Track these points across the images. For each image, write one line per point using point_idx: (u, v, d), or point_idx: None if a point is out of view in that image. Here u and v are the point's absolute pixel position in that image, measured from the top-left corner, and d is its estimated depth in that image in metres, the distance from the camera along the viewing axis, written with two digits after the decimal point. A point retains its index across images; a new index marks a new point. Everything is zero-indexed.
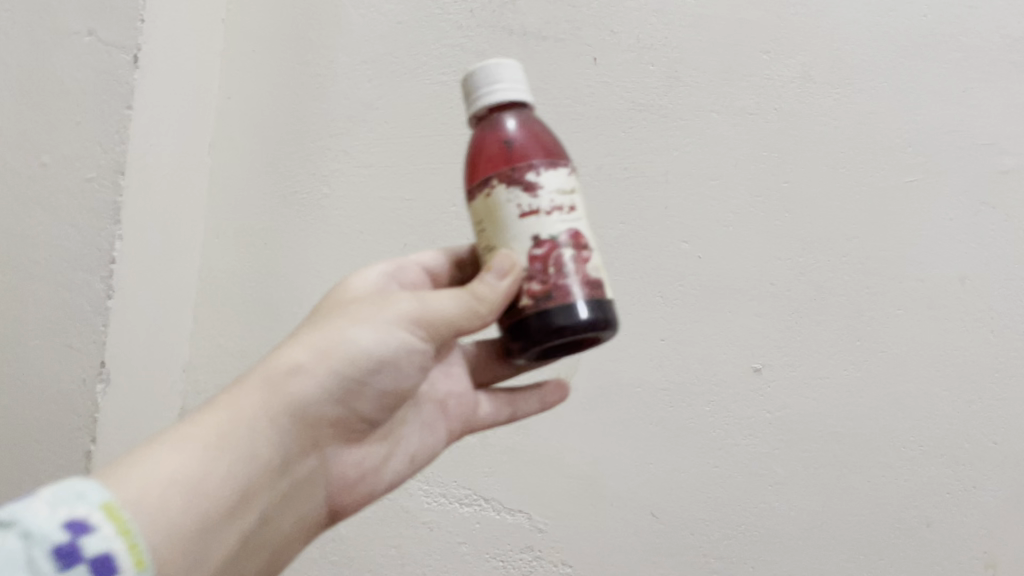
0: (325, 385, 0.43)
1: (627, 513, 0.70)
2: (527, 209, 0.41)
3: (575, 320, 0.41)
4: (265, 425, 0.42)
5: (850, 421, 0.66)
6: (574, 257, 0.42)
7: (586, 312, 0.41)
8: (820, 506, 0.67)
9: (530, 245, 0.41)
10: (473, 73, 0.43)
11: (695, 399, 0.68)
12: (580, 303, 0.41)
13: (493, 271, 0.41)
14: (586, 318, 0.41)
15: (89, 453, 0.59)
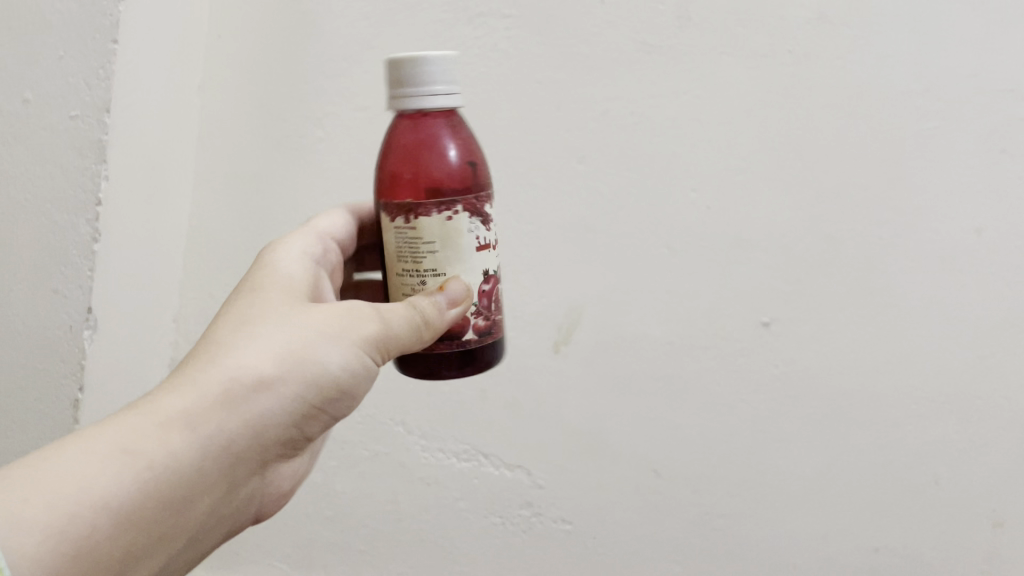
0: (285, 406, 0.39)
1: (630, 469, 0.68)
2: (484, 243, 0.44)
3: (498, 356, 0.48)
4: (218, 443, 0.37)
5: (858, 377, 0.64)
6: (492, 292, 0.46)
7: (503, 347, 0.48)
8: (825, 461, 0.66)
9: (482, 279, 0.45)
10: (404, 77, 0.43)
11: (699, 354, 0.66)
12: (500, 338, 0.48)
13: (440, 293, 0.43)
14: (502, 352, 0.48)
15: (78, 401, 0.59)
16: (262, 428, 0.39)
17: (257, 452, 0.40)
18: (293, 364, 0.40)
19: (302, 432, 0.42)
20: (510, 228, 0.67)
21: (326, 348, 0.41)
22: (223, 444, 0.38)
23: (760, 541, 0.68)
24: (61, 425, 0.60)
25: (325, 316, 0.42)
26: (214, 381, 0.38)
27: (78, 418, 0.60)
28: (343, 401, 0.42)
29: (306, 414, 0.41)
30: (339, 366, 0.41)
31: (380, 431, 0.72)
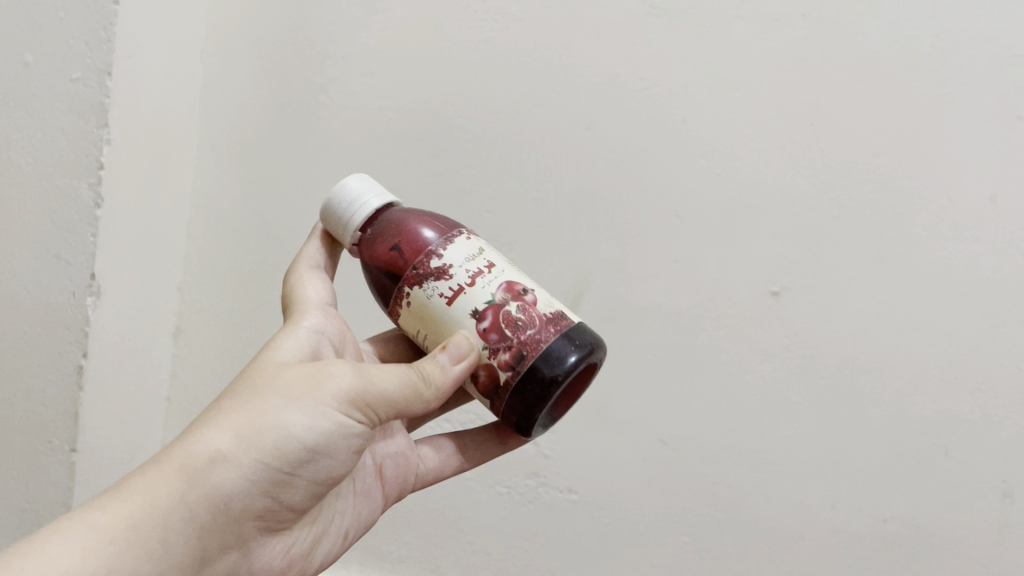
0: (251, 477, 0.40)
1: (638, 439, 0.68)
2: (452, 292, 0.44)
3: (563, 367, 0.43)
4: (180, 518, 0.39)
5: (869, 347, 0.64)
6: (505, 318, 0.43)
7: (568, 356, 0.43)
8: (833, 432, 0.65)
9: (476, 320, 0.43)
10: (330, 215, 0.48)
11: (708, 323, 0.65)
12: (554, 347, 0.43)
13: (442, 352, 0.43)
14: (572, 361, 0.43)
15: (81, 368, 0.59)
16: (230, 501, 0.40)
17: (227, 525, 0.41)
18: (259, 437, 0.41)
19: (279, 499, 0.43)
20: (518, 196, 0.66)
21: (294, 414, 0.41)
22: (187, 527, 0.39)
23: (766, 513, 0.67)
24: (66, 392, 0.59)
25: (295, 383, 0.42)
26: (172, 467, 0.40)
27: (83, 384, 0.59)
28: (321, 467, 0.43)
29: (277, 483, 0.42)
30: (311, 428, 0.41)
31: None
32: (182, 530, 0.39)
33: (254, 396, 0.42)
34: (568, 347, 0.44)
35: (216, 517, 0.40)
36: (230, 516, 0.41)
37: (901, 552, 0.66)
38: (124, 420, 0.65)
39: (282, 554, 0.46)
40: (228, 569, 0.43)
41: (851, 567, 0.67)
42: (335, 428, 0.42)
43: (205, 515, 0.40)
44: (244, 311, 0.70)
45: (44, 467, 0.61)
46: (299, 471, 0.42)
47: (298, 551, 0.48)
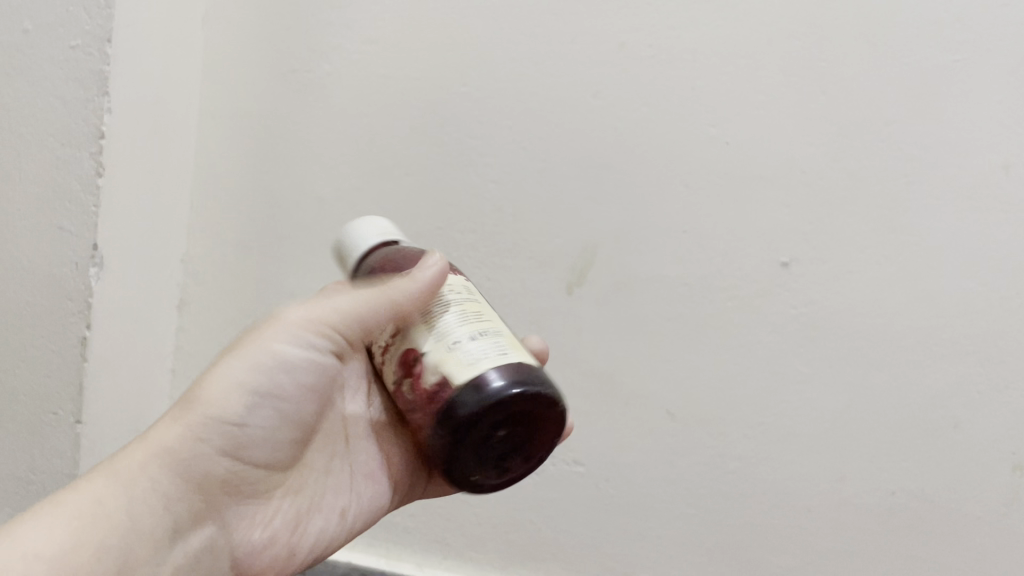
0: (202, 429, 0.46)
1: (644, 411, 0.68)
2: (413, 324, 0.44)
3: (491, 394, 0.40)
4: (144, 476, 0.44)
5: (878, 318, 0.63)
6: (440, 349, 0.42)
7: (499, 383, 0.40)
8: (842, 403, 0.65)
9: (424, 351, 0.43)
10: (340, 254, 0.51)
11: (715, 295, 0.65)
12: (490, 375, 0.41)
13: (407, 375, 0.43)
14: (502, 389, 0.40)
15: (85, 339, 0.58)
16: (190, 457, 0.46)
17: (194, 486, 0.46)
18: (209, 392, 0.47)
19: (248, 453, 0.48)
20: (524, 165, 0.65)
21: (249, 362, 0.48)
22: (158, 486, 0.45)
23: (773, 484, 0.67)
24: (69, 363, 0.59)
25: (238, 345, 0.49)
26: (141, 446, 0.46)
27: (87, 356, 0.59)
28: (271, 411, 0.49)
29: (233, 432, 0.47)
30: (268, 364, 0.48)
31: None
32: (151, 489, 0.44)
33: (208, 371, 0.49)
34: (502, 376, 0.41)
35: (180, 479, 0.46)
36: (194, 476, 0.46)
37: (909, 523, 0.66)
38: (129, 392, 0.65)
39: (267, 527, 0.51)
40: (209, 536, 0.47)
41: (857, 538, 0.67)
42: (267, 373, 0.48)
43: (170, 477, 0.45)
44: (248, 283, 0.69)
45: (49, 439, 0.61)
46: (248, 420, 0.48)
47: (284, 525, 0.51)
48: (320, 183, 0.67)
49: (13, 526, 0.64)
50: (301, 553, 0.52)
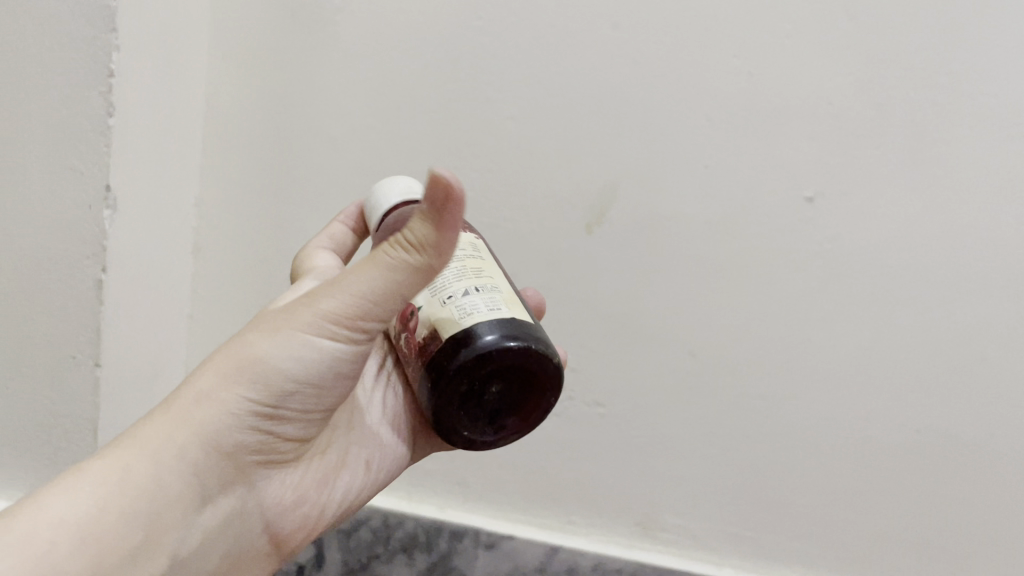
0: (234, 413, 0.43)
1: (666, 351, 0.67)
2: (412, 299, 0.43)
3: (483, 345, 0.40)
4: (172, 460, 0.41)
5: (906, 254, 0.61)
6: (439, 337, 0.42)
7: (491, 333, 0.40)
8: (868, 340, 0.64)
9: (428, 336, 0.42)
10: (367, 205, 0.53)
11: (739, 232, 0.63)
12: (483, 326, 0.41)
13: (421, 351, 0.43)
14: (494, 339, 0.40)
15: (101, 283, 0.58)
16: (224, 435, 0.43)
17: (225, 457, 0.44)
18: (248, 372, 0.43)
19: (279, 431, 0.46)
20: (541, 101, 0.63)
21: (281, 346, 0.43)
22: (191, 462, 0.42)
23: (797, 422, 0.66)
24: (86, 307, 0.58)
25: (278, 318, 0.44)
26: (173, 414, 0.42)
27: (103, 299, 0.58)
28: (311, 396, 0.45)
29: (269, 414, 0.44)
30: (301, 359, 0.43)
31: None
32: (183, 468, 0.42)
33: (245, 342, 0.44)
34: (496, 327, 0.41)
35: (207, 460, 0.43)
36: (225, 449, 0.44)
37: (934, 460, 0.65)
38: (146, 336, 0.65)
39: (286, 488, 0.49)
40: (234, 502, 0.46)
41: (881, 475, 0.66)
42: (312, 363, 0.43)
43: (202, 451, 0.43)
44: (263, 225, 0.69)
45: (69, 382, 0.60)
46: (283, 404, 0.44)
47: (306, 484, 0.50)
48: (333, 123, 0.65)
49: (36, 471, 0.63)
50: (322, 509, 0.52)
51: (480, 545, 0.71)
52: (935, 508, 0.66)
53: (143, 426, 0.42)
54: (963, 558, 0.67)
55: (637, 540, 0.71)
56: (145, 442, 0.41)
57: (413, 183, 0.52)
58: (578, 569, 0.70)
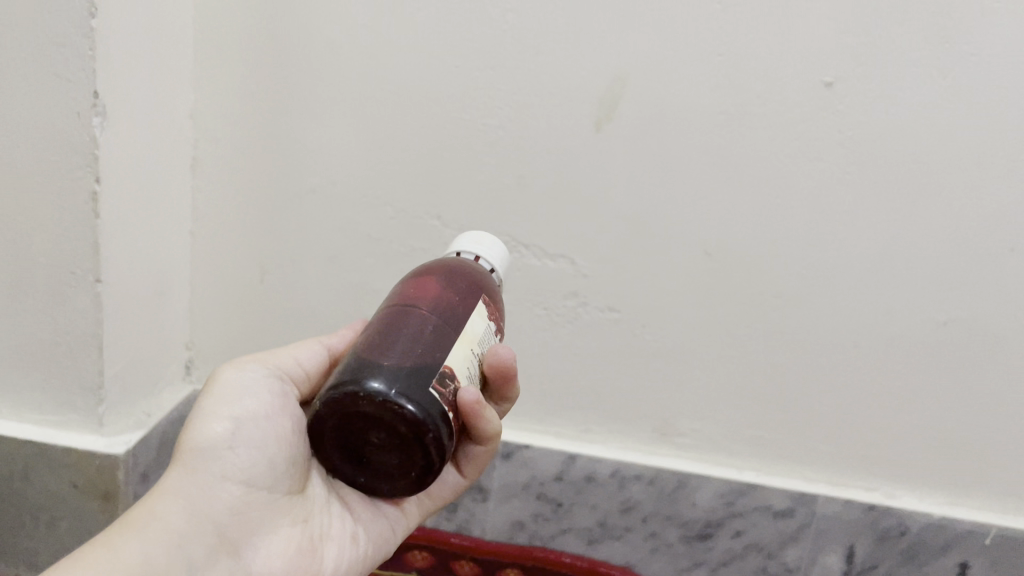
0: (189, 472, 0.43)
1: (681, 253, 0.64)
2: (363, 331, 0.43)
3: (364, 389, 0.37)
4: (144, 534, 0.40)
5: (932, 138, 0.58)
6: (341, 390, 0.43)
7: (381, 382, 0.37)
8: (892, 231, 0.61)
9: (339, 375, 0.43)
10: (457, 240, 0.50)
11: (756, 123, 0.60)
12: (382, 372, 0.38)
13: None
14: (379, 387, 0.37)
15: (95, 195, 0.56)
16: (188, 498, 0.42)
17: (198, 526, 0.42)
18: (192, 430, 0.44)
19: (246, 482, 0.44)
20: None
21: (205, 402, 0.45)
22: (161, 536, 0.41)
23: (818, 321, 0.64)
24: (82, 221, 0.57)
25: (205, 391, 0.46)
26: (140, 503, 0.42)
27: (99, 212, 0.56)
28: (264, 438, 0.44)
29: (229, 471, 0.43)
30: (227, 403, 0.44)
31: (417, 225, 0.66)
32: (158, 543, 0.40)
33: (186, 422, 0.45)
34: (391, 379, 0.37)
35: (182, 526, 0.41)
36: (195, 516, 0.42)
37: (961, 353, 0.63)
38: (147, 252, 0.63)
39: (281, 557, 0.45)
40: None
41: (906, 371, 0.64)
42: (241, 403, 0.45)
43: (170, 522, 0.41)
44: (259, 138, 0.66)
45: (70, 299, 0.59)
46: (235, 444, 0.43)
47: (312, 551, 0.46)
48: (323, 24, 0.62)
49: (43, 392, 0.62)
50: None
51: (498, 456, 0.70)
52: (962, 403, 0.64)
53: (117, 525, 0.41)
54: (992, 454, 0.66)
55: (655, 446, 0.70)
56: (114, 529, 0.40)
57: (469, 237, 0.49)
58: (597, 476, 0.70)
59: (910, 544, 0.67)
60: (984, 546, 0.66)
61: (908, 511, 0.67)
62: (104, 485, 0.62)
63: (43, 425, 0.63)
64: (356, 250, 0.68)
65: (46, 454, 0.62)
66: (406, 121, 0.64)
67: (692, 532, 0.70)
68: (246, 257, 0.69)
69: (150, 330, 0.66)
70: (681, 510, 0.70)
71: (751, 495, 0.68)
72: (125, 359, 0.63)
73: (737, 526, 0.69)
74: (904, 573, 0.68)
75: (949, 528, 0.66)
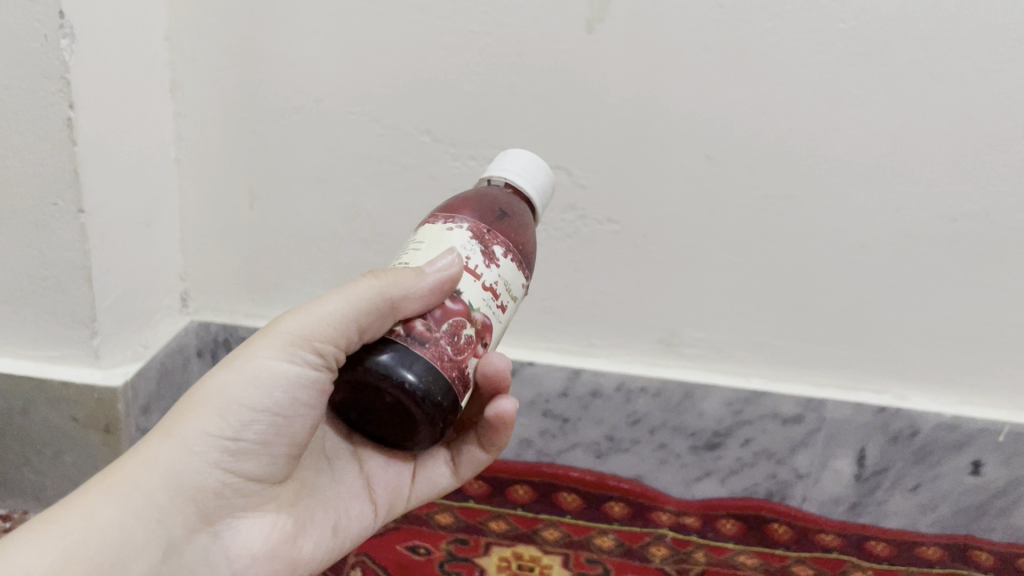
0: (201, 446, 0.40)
1: (680, 157, 0.62)
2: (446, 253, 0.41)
3: (371, 364, 0.40)
4: (141, 500, 0.38)
5: (940, 22, 0.55)
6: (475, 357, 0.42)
7: (383, 357, 0.39)
8: (899, 124, 0.59)
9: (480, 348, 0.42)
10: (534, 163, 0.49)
11: (754, 16, 0.57)
12: (385, 349, 0.40)
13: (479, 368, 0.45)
14: (382, 363, 0.39)
15: (71, 122, 0.54)
16: (186, 475, 0.40)
17: (186, 503, 0.40)
18: (198, 409, 0.41)
19: (240, 469, 0.42)
20: None
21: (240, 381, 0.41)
22: (150, 510, 0.38)
23: (825, 221, 0.62)
24: (59, 149, 0.55)
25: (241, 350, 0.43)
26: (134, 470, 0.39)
27: (76, 138, 0.55)
28: (276, 431, 0.42)
29: (230, 451, 0.41)
30: (257, 386, 0.41)
31: (407, 141, 0.64)
32: (151, 512, 0.38)
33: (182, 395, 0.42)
34: (391, 353, 0.39)
35: (175, 495, 0.40)
36: (188, 495, 0.40)
37: (972, 248, 0.61)
38: (131, 181, 0.61)
39: (262, 541, 0.44)
40: (200, 556, 0.41)
41: (916, 269, 0.63)
42: (271, 393, 0.41)
43: (159, 494, 0.39)
44: (239, 58, 0.63)
45: (54, 231, 0.57)
46: (250, 430, 0.41)
47: (280, 535, 0.45)
48: None
49: (36, 327, 0.61)
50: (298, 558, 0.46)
51: None
52: (974, 300, 0.63)
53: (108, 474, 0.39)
54: (1005, 351, 0.64)
55: (660, 358, 0.69)
56: (118, 487, 0.38)
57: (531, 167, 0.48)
58: (602, 390, 0.69)
59: (921, 444, 0.66)
60: (997, 443, 0.65)
61: (919, 412, 0.65)
62: (105, 417, 0.61)
63: (40, 360, 0.62)
64: (345, 170, 0.66)
65: (43, 390, 0.61)
66: (388, 33, 0.61)
67: (700, 442, 0.70)
68: (235, 183, 0.68)
69: (141, 260, 0.64)
70: (688, 421, 0.69)
71: (759, 403, 0.67)
72: (116, 290, 0.62)
73: (746, 434, 0.69)
74: (914, 474, 0.68)
75: (961, 427, 0.65)
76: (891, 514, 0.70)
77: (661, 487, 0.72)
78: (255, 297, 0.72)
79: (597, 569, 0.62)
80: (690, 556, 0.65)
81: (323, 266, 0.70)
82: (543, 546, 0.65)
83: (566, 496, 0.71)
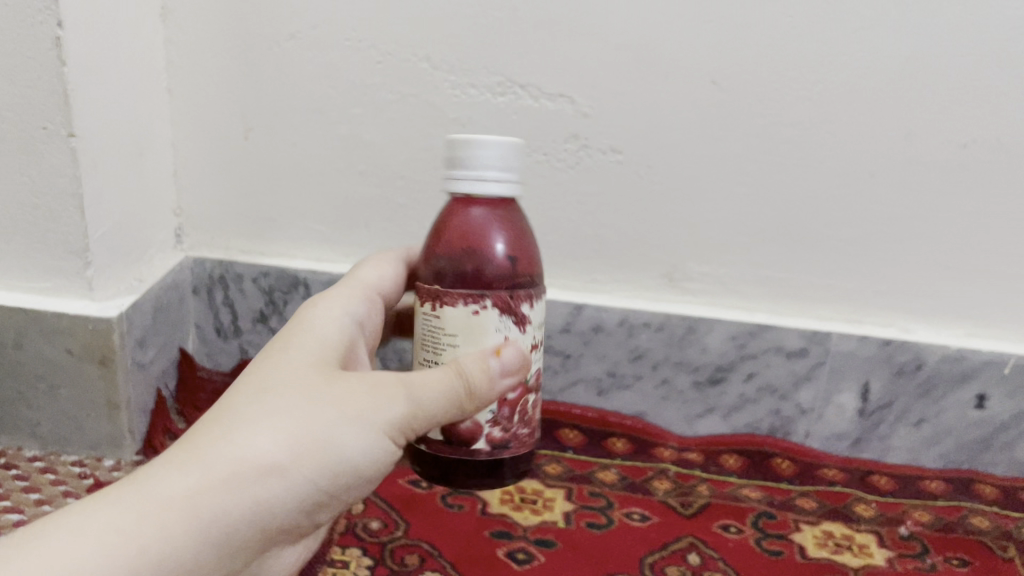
0: (293, 491, 0.36)
1: (686, 84, 0.60)
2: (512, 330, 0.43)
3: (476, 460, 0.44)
4: (222, 530, 0.34)
5: None
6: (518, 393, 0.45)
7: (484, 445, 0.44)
8: (909, 47, 0.57)
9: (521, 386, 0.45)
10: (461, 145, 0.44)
11: None
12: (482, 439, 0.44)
13: None
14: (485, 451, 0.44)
15: (60, 40, 0.52)
16: (272, 513, 0.36)
17: (253, 538, 0.37)
18: (313, 452, 0.37)
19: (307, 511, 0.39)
20: None
21: (354, 438, 0.38)
22: (228, 545, 0.35)
23: (832, 150, 0.61)
24: (47, 68, 0.53)
25: (358, 391, 0.38)
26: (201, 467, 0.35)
27: (65, 60, 0.53)
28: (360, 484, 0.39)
29: (316, 501, 0.38)
30: (360, 448, 0.38)
31: (406, 69, 0.63)
32: (228, 542, 0.35)
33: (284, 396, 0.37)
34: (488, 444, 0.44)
35: (253, 528, 0.36)
36: (262, 530, 0.37)
37: (981, 176, 0.60)
38: (122, 107, 0.60)
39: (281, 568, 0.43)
40: None
41: (925, 199, 0.62)
42: (369, 454, 0.38)
43: (241, 528, 0.35)
44: None
45: (44, 156, 0.56)
46: (334, 484, 0.38)
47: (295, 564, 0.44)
48: None
49: (27, 257, 0.60)
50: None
51: None
52: (981, 230, 0.62)
53: (188, 476, 0.34)
54: (1012, 283, 0.64)
55: (663, 292, 0.68)
56: (203, 507, 0.34)
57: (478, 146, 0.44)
58: (604, 326, 0.68)
59: (927, 377, 0.66)
60: (1002, 375, 0.65)
61: (925, 344, 0.65)
62: (99, 349, 0.60)
63: (31, 292, 0.61)
64: (342, 99, 0.64)
65: (36, 322, 0.60)
66: None
67: (703, 376, 0.69)
68: (229, 113, 0.66)
69: (134, 192, 0.63)
70: (691, 355, 0.68)
71: (763, 336, 0.67)
72: (108, 220, 0.60)
73: (749, 369, 0.68)
74: (918, 408, 0.67)
75: (968, 359, 0.65)
76: (894, 449, 0.69)
77: (663, 423, 0.71)
78: (251, 233, 0.70)
79: (600, 501, 0.62)
80: (693, 490, 0.65)
81: (320, 200, 0.68)
82: (545, 480, 0.65)
83: (567, 432, 0.71)
